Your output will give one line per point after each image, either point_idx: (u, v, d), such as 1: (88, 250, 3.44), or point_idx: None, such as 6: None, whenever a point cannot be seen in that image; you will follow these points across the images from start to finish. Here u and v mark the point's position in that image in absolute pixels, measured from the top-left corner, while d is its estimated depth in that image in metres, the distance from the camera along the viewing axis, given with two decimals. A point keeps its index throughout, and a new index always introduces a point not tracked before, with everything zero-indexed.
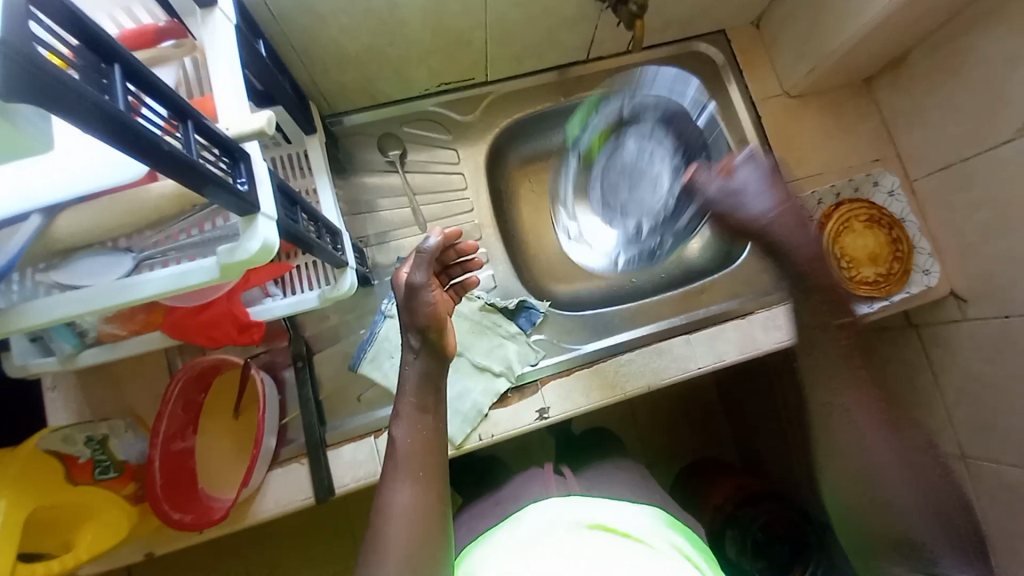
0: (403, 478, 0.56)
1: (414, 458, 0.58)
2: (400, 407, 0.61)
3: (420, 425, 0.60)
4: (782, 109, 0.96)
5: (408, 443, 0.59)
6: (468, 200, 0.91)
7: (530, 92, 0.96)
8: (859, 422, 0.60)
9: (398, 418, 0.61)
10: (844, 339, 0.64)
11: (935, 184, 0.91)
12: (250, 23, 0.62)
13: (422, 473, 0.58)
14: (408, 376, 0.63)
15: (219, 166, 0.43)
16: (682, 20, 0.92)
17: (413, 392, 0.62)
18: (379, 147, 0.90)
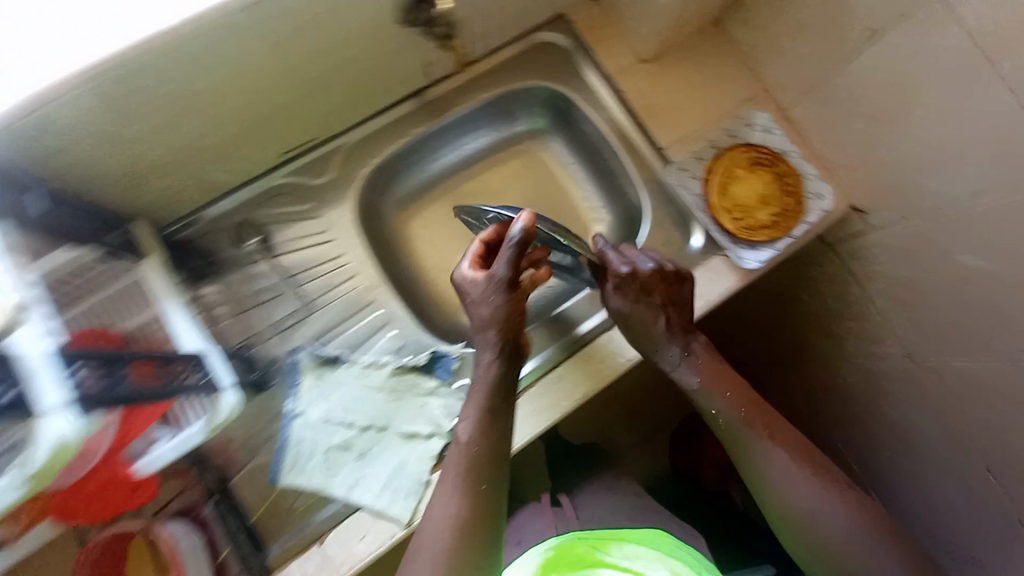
0: (455, 481, 0.67)
1: (455, 476, 0.67)
2: (459, 421, 0.72)
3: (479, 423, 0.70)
4: (641, 75, 0.94)
5: (458, 447, 0.69)
6: (348, 265, 0.85)
7: (383, 131, 0.91)
8: (804, 495, 0.69)
9: (456, 429, 0.71)
10: (749, 401, 0.77)
11: (807, 108, 0.89)
12: (11, 183, 0.60)
13: (458, 492, 0.66)
14: (455, 398, 0.73)
15: None
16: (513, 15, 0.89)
17: (464, 412, 0.71)
18: (238, 237, 0.84)
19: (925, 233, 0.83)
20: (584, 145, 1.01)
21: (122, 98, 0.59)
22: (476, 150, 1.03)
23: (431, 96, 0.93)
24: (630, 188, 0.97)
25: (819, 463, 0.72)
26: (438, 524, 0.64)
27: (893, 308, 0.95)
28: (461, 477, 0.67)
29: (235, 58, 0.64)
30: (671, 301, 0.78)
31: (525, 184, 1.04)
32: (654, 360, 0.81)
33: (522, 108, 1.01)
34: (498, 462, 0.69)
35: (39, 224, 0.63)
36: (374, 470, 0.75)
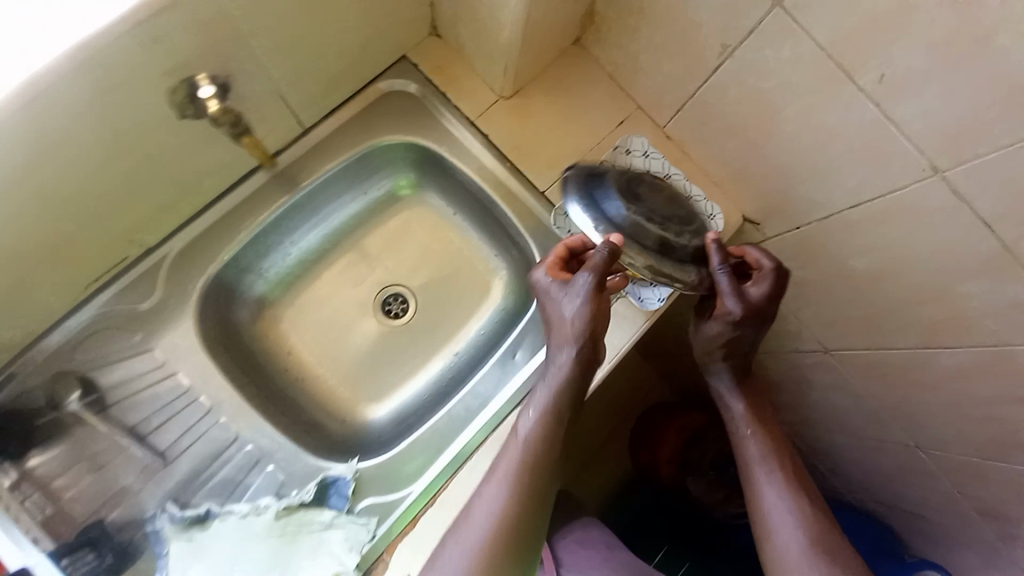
0: (496, 487, 0.63)
1: (510, 489, 0.63)
2: (516, 434, 0.68)
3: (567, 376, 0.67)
4: (504, 113, 0.85)
5: (528, 441, 0.66)
6: (203, 398, 0.74)
7: (215, 228, 0.78)
8: (784, 522, 0.68)
9: (506, 449, 0.67)
10: (775, 440, 0.74)
11: (682, 125, 0.83)
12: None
13: (511, 508, 0.62)
14: (543, 395, 0.67)
15: None
16: (341, 69, 0.76)
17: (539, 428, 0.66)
18: (57, 393, 0.70)
19: (818, 240, 0.78)
20: (458, 197, 0.92)
21: None
22: (343, 220, 0.91)
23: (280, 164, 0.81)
24: (516, 236, 0.88)
25: (820, 506, 0.70)
26: (472, 535, 0.61)
27: (804, 308, 0.91)
28: (521, 485, 0.63)
29: None
30: (733, 354, 0.74)
31: (406, 247, 0.94)
32: (705, 377, 0.79)
33: (383, 167, 0.90)
34: (543, 487, 0.65)
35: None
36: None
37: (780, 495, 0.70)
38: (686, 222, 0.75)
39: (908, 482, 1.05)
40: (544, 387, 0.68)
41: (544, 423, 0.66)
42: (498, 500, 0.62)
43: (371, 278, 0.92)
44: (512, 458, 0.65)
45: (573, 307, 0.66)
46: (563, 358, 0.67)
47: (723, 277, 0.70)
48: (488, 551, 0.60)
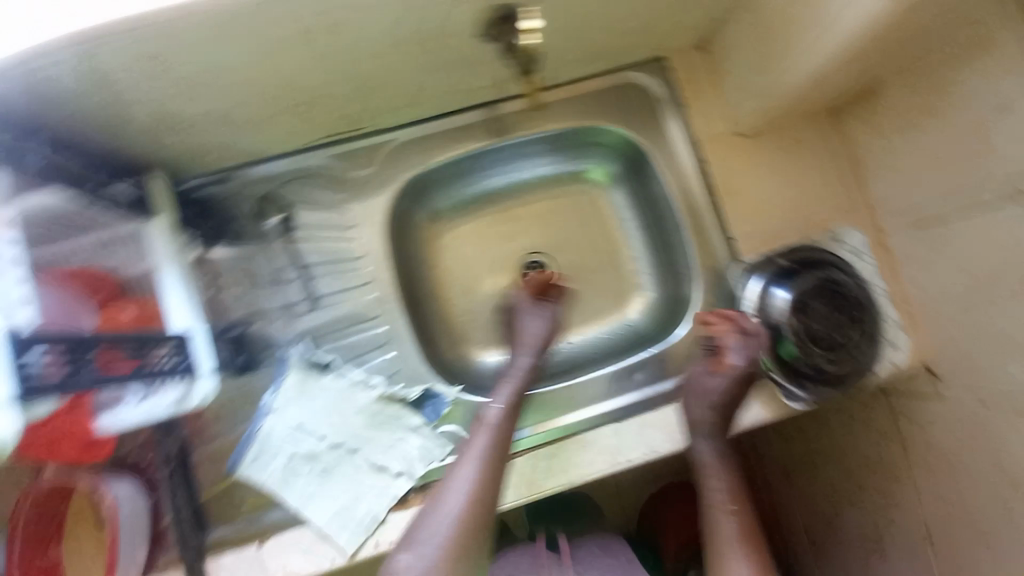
0: (471, 467, 0.68)
1: (496, 459, 0.69)
2: (475, 434, 0.72)
3: (512, 405, 0.75)
4: (730, 149, 0.82)
5: (497, 425, 0.73)
6: (366, 270, 0.82)
7: (437, 137, 0.84)
8: None
9: (473, 438, 0.72)
10: (751, 534, 0.71)
11: (907, 243, 0.75)
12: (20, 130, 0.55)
13: (483, 480, 0.67)
14: (497, 412, 0.74)
15: None
16: (609, 50, 0.77)
17: (488, 427, 0.72)
18: (261, 212, 0.80)
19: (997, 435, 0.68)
20: (649, 206, 0.91)
21: (144, 60, 0.52)
22: (530, 177, 0.94)
23: (503, 110, 0.86)
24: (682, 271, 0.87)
25: None
26: (453, 506, 0.65)
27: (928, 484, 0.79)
28: (489, 466, 0.68)
29: (274, 40, 0.55)
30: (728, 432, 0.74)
31: (574, 229, 0.96)
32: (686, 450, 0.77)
33: (592, 148, 0.91)
34: (492, 499, 0.67)
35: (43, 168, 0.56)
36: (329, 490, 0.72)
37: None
38: (833, 347, 0.74)
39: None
40: (496, 411, 0.75)
41: (505, 418, 0.74)
42: (478, 470, 0.68)
43: (531, 238, 0.95)
44: (483, 441, 0.71)
45: (543, 326, 0.83)
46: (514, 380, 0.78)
47: (731, 338, 0.76)
48: (465, 508, 0.65)
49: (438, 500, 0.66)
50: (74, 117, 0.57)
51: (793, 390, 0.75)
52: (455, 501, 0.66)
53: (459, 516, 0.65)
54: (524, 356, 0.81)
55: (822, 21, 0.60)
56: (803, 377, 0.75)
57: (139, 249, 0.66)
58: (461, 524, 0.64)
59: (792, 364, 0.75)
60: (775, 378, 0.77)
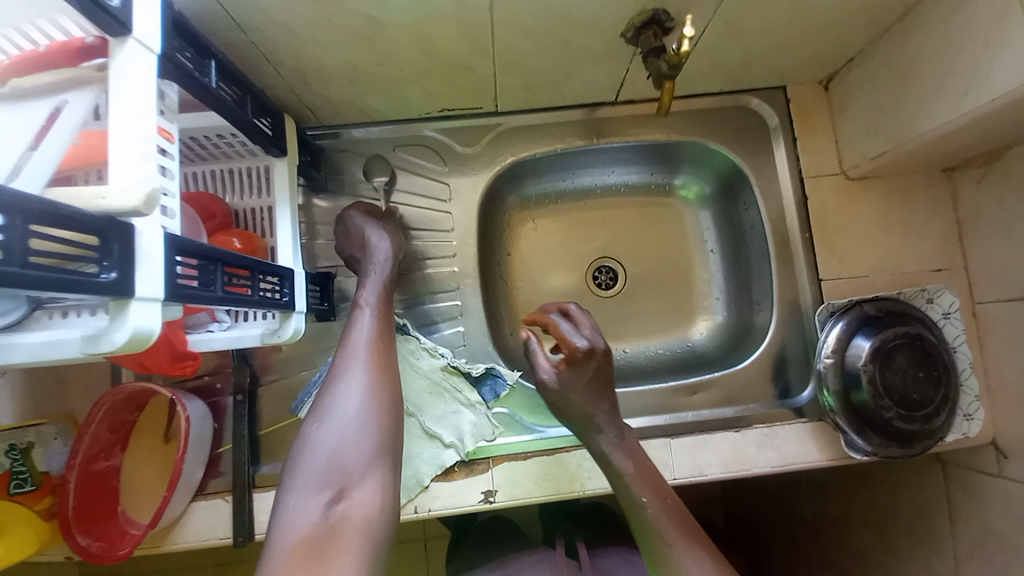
0: (360, 363, 0.59)
1: (352, 358, 0.59)
2: (350, 347, 0.60)
3: (384, 314, 0.65)
4: (832, 188, 0.82)
5: (373, 311, 0.65)
6: (450, 243, 0.82)
7: (543, 128, 0.85)
8: None
9: (347, 360, 0.59)
10: (679, 514, 0.64)
11: (1002, 315, 0.74)
12: (197, 45, 0.51)
13: (374, 393, 0.57)
14: (366, 319, 0.63)
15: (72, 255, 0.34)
16: (733, 70, 0.78)
17: (367, 334, 0.62)
18: (366, 170, 0.82)
19: None
20: (736, 233, 0.90)
21: (317, 5, 0.54)
22: (621, 182, 0.94)
23: (598, 113, 0.85)
24: (759, 301, 0.86)
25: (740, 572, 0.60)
26: (346, 405, 0.55)
27: (971, 564, 0.76)
28: (386, 367, 0.60)
29: (437, 7, 0.56)
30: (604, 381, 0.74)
31: (652, 241, 0.96)
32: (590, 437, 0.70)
33: (691, 163, 0.90)
34: (394, 409, 0.58)
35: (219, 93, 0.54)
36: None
37: (682, 535, 0.61)
38: (907, 406, 0.71)
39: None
40: (368, 309, 0.65)
41: (382, 318, 0.65)
42: (366, 369, 0.58)
43: (608, 241, 0.96)
44: (368, 339, 0.62)
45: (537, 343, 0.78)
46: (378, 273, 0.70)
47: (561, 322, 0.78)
48: (369, 405, 0.56)
49: (335, 394, 0.56)
50: (237, 47, 0.59)
51: (856, 442, 0.73)
52: (346, 400, 0.56)
53: (362, 413, 0.55)
54: (373, 279, 0.69)
55: (976, 77, 0.59)
56: (870, 431, 0.72)
57: (248, 187, 0.70)
58: (359, 427, 0.55)
59: (871, 420, 0.72)
60: (839, 428, 0.75)
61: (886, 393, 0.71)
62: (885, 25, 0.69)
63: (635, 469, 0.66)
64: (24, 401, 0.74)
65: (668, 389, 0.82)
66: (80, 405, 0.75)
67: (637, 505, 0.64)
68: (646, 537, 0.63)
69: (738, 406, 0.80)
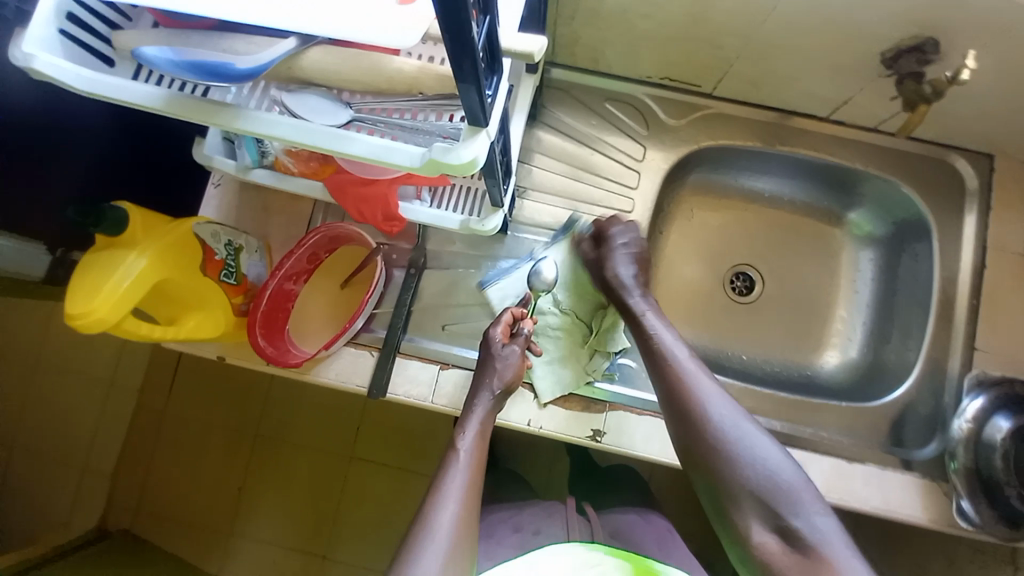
0: (455, 498, 0.61)
1: (464, 464, 0.65)
2: (466, 420, 0.69)
3: (481, 440, 0.68)
4: (1014, 267, 0.81)
5: (485, 412, 0.70)
6: (628, 198, 0.88)
7: (746, 122, 0.88)
8: (758, 445, 0.60)
9: (462, 429, 0.69)
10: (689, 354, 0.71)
11: None
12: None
13: (469, 476, 0.64)
14: (477, 398, 0.71)
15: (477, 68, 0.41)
16: (955, 122, 0.79)
17: (478, 416, 0.70)
18: (574, 113, 0.89)
19: None
20: (891, 280, 0.91)
21: None
22: (789, 197, 0.97)
23: (795, 124, 0.88)
24: (899, 350, 0.86)
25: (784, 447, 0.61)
26: (442, 527, 0.59)
27: None
28: (479, 468, 0.66)
29: None
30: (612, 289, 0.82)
31: (799, 261, 0.97)
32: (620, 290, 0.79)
33: (873, 201, 0.91)
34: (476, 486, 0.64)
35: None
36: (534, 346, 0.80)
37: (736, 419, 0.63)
38: None
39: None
40: (470, 434, 0.68)
41: (479, 448, 0.67)
42: (462, 500, 0.62)
43: (755, 249, 0.98)
44: (464, 469, 0.65)
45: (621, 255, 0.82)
46: (486, 397, 0.71)
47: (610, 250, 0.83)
48: (459, 541, 0.59)
49: (431, 516, 0.60)
50: None
51: (966, 509, 0.73)
52: (441, 527, 0.59)
53: (451, 547, 0.58)
54: (484, 394, 0.71)
55: None
56: (984, 503, 0.72)
57: None
58: (456, 545, 0.58)
59: (992, 491, 0.72)
60: (946, 489, 0.75)
61: (1015, 472, 0.71)
62: None
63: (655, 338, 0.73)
64: (231, 211, 0.84)
65: (784, 399, 0.83)
66: (275, 229, 0.85)
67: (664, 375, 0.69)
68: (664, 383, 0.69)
69: (854, 440, 0.81)
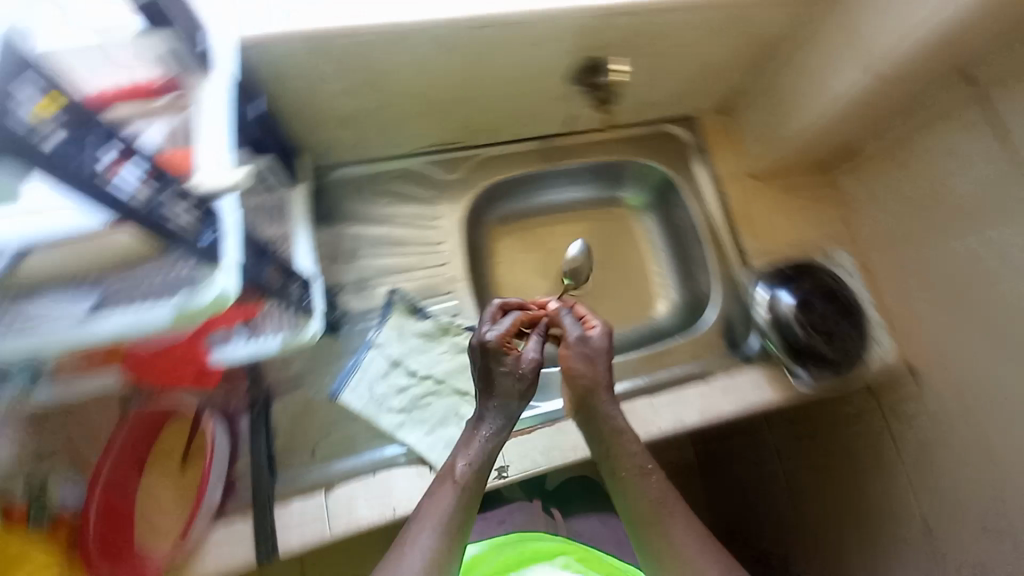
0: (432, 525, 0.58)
1: (450, 490, 0.61)
2: (466, 440, 0.65)
3: (478, 462, 0.63)
4: (745, 186, 1.02)
5: (486, 437, 0.65)
6: (443, 253, 0.95)
7: (511, 157, 1.02)
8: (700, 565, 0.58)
9: (459, 449, 0.64)
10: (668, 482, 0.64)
11: (887, 265, 0.92)
12: (245, 89, 0.71)
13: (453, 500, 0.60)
14: (483, 412, 0.67)
15: (190, 218, 0.49)
16: (653, 102, 1.00)
17: (478, 441, 0.65)
18: (364, 202, 0.95)
19: None
20: (675, 229, 1.08)
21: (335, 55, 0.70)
22: (577, 200, 1.11)
23: (554, 144, 1.04)
24: (705, 278, 1.02)
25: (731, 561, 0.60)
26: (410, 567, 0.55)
27: None
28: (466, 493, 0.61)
29: (424, 57, 0.75)
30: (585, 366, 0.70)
31: (608, 242, 1.12)
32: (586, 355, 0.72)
33: (632, 178, 1.10)
34: (463, 520, 0.60)
35: (252, 126, 0.73)
36: (412, 426, 0.79)
37: (697, 550, 0.59)
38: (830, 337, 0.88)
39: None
40: (465, 463, 0.63)
41: (470, 474, 0.62)
42: (436, 533, 0.57)
43: (572, 245, 1.10)
44: (444, 497, 0.60)
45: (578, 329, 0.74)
46: (491, 419, 0.66)
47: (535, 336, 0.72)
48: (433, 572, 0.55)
49: (399, 555, 0.56)
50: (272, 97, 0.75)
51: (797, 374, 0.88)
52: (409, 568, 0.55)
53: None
54: (491, 409, 0.66)
55: (813, 91, 0.86)
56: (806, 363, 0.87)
57: (273, 221, 0.78)
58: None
59: (806, 353, 0.87)
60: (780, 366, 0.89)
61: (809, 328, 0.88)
62: (752, 63, 0.93)
63: (629, 461, 0.65)
64: None
65: (644, 360, 0.93)
66: None
67: (636, 505, 0.63)
68: (639, 518, 0.62)
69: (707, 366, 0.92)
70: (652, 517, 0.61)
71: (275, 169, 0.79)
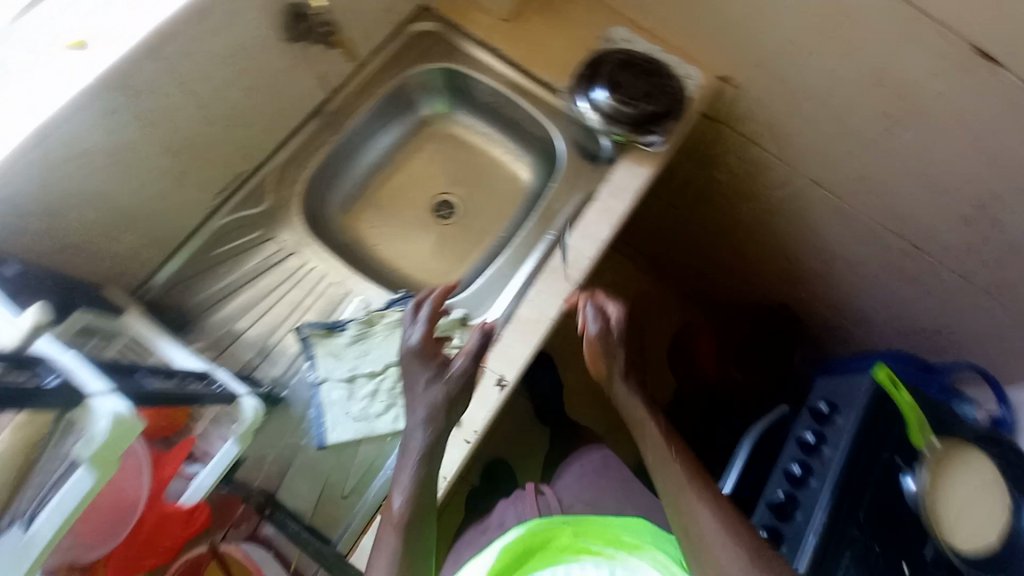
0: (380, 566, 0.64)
1: (396, 524, 0.67)
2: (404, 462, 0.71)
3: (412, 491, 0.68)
4: (508, 30, 1.05)
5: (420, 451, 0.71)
6: (316, 269, 0.91)
7: (304, 148, 0.97)
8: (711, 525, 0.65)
9: (397, 479, 0.70)
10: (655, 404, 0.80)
11: (648, 11, 1.00)
12: None
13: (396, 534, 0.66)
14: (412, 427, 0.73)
15: (24, 377, 0.49)
16: (380, 12, 0.97)
17: (410, 463, 0.71)
18: (207, 283, 0.87)
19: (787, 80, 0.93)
20: (484, 107, 1.10)
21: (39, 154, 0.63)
22: (392, 143, 1.10)
23: (329, 110, 0.99)
24: (534, 126, 1.06)
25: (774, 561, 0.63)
26: None
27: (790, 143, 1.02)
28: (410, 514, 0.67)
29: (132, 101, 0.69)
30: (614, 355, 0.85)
31: (446, 159, 1.13)
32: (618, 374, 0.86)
33: (422, 91, 1.09)
34: (421, 536, 0.67)
35: (20, 292, 0.64)
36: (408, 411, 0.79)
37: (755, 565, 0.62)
38: (649, 96, 0.97)
39: (948, 306, 1.09)
40: (403, 485, 0.69)
41: (408, 500, 0.68)
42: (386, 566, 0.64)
43: (420, 184, 1.11)
44: (393, 529, 0.67)
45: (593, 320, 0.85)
46: (421, 433, 0.72)
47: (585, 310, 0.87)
48: None
49: None
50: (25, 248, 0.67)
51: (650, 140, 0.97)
52: None
53: None
54: (415, 422, 0.73)
55: None
56: (649, 127, 0.97)
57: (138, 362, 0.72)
58: None
59: (643, 120, 0.96)
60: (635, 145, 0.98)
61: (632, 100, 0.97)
62: None
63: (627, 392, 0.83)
64: None
65: (540, 221, 0.97)
66: None
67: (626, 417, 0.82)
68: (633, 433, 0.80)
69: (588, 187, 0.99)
70: (679, 487, 0.70)
71: (96, 318, 0.72)
